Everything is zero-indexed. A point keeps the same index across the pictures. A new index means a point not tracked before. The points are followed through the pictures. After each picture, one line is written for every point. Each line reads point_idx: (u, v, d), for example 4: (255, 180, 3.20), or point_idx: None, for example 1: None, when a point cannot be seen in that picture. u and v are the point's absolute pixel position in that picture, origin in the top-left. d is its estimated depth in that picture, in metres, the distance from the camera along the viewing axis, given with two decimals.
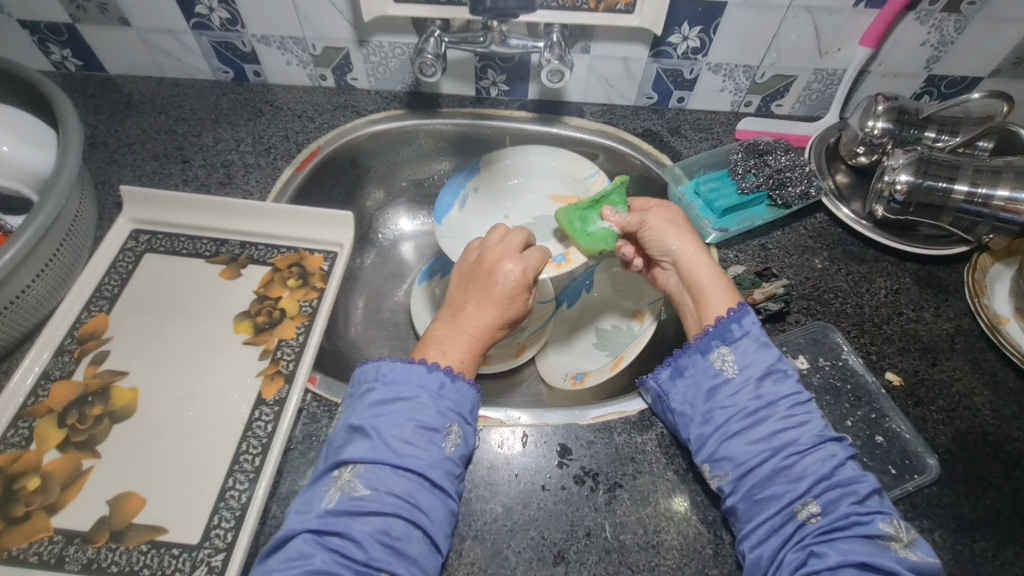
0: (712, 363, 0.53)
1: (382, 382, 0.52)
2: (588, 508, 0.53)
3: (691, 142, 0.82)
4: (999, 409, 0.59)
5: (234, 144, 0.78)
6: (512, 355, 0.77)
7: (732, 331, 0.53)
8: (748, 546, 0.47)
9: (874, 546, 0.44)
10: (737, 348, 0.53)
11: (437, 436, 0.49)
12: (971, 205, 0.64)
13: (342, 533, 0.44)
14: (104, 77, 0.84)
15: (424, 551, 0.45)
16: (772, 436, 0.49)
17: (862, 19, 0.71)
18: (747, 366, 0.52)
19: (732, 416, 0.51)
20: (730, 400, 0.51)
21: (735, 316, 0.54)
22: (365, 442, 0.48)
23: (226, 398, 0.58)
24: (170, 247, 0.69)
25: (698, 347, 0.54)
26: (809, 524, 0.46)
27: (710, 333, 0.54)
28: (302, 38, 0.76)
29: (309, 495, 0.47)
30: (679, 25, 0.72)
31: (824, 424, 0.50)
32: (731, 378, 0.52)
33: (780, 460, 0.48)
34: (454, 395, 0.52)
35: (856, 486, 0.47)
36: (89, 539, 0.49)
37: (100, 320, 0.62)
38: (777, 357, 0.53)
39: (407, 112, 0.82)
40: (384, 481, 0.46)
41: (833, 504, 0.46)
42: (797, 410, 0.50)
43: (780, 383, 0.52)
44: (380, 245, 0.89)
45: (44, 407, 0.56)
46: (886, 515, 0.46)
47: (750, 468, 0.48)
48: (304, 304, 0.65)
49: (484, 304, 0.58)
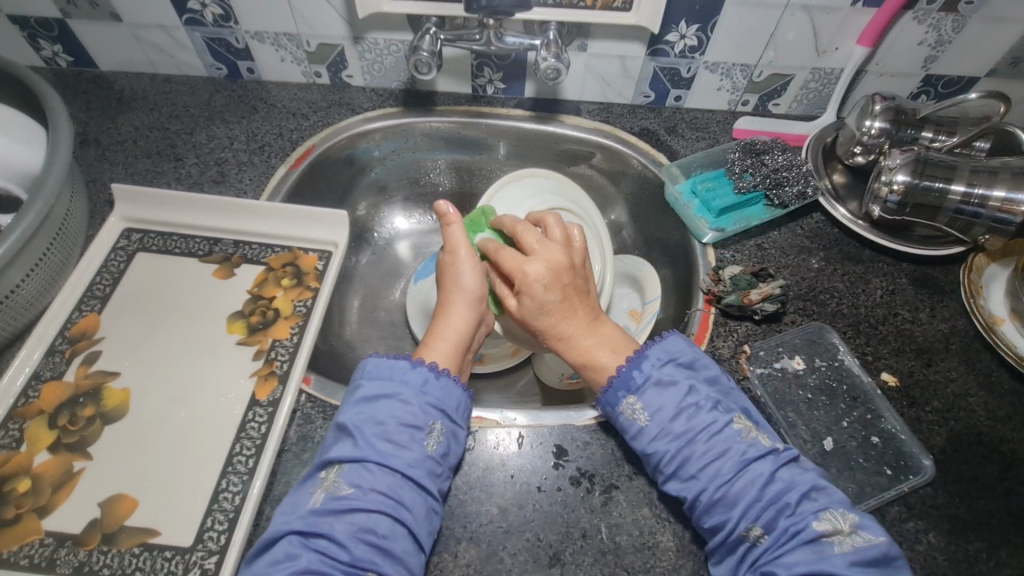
0: (624, 416, 0.52)
1: (367, 381, 0.52)
2: (584, 509, 0.52)
3: (688, 141, 0.81)
4: (993, 410, 0.59)
5: (228, 142, 0.77)
6: (508, 356, 0.80)
7: (634, 380, 0.52)
8: (712, 566, 0.49)
9: (816, 549, 0.44)
10: (642, 394, 0.52)
11: (420, 433, 0.49)
12: (967, 205, 0.64)
13: (325, 533, 0.44)
14: (95, 73, 0.82)
15: (408, 549, 0.45)
16: (697, 471, 0.48)
17: (860, 17, 0.70)
18: (657, 410, 0.51)
19: (657, 460, 0.50)
20: (650, 448, 0.50)
21: (634, 363, 0.53)
22: (349, 442, 0.48)
23: (220, 398, 0.58)
24: (163, 246, 0.68)
25: (607, 401, 0.53)
26: (758, 545, 0.46)
27: (613, 385, 0.53)
28: (296, 34, 0.75)
29: (296, 496, 0.47)
30: (676, 23, 0.71)
31: (746, 446, 0.49)
32: (645, 426, 0.51)
33: (712, 494, 0.47)
34: (439, 391, 0.51)
35: (785, 497, 0.46)
36: (82, 541, 0.49)
37: (91, 320, 0.62)
38: (686, 391, 0.51)
39: (402, 110, 0.82)
40: (367, 479, 0.46)
41: (773, 521, 0.45)
42: (716, 442, 0.49)
43: (695, 417, 0.50)
44: (376, 244, 0.89)
45: (35, 408, 0.55)
46: (821, 512, 0.45)
47: (693, 503, 0.48)
48: (298, 304, 0.65)
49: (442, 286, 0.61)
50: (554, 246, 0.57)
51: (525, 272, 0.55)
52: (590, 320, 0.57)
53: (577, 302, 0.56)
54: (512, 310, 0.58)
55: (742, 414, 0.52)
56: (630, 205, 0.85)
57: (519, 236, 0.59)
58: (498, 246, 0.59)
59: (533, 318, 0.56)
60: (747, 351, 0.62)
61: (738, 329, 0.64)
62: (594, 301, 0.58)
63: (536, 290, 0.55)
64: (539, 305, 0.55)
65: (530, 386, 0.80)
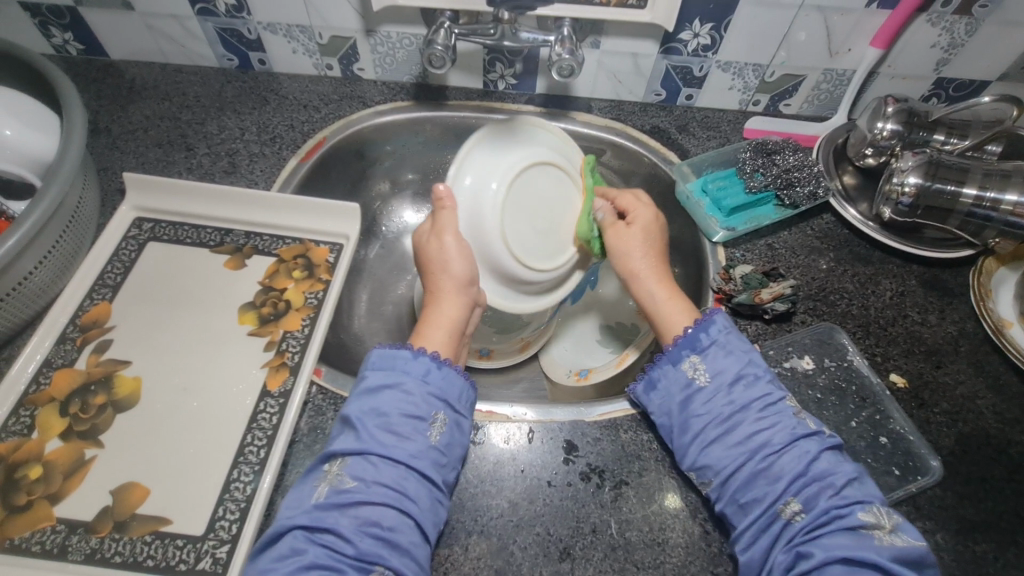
0: (684, 373, 0.53)
1: (372, 371, 0.52)
2: (595, 505, 0.53)
3: (699, 140, 0.81)
4: (1001, 413, 0.60)
5: (239, 133, 0.77)
6: (517, 351, 0.78)
7: (701, 340, 0.54)
8: (741, 551, 0.48)
9: (856, 536, 0.44)
10: (708, 355, 0.53)
11: (424, 424, 0.49)
12: (979, 208, 0.65)
13: (330, 528, 0.44)
14: (106, 62, 0.82)
15: (415, 541, 0.45)
16: (746, 439, 0.49)
17: (874, 19, 0.70)
18: (718, 373, 0.52)
19: (705, 423, 0.51)
20: (704, 408, 0.51)
21: (702, 325, 0.55)
22: (351, 433, 0.48)
23: (231, 388, 0.58)
24: (174, 236, 0.68)
25: (669, 357, 0.55)
26: (794, 523, 0.46)
27: (679, 344, 0.55)
28: (309, 26, 0.75)
29: (300, 490, 0.47)
30: (690, 22, 0.71)
31: (797, 423, 0.49)
32: (703, 386, 0.52)
33: (758, 463, 0.48)
34: (442, 382, 0.52)
35: (830, 477, 0.47)
36: (93, 529, 0.49)
37: (102, 308, 0.62)
38: (748, 361, 0.53)
39: (414, 104, 0.82)
40: (371, 472, 0.46)
41: (813, 499, 0.46)
42: (769, 412, 0.50)
43: (751, 387, 0.51)
44: (385, 237, 0.89)
45: (47, 395, 0.55)
46: (865, 503, 0.46)
47: (730, 475, 0.48)
48: (310, 296, 0.65)
49: (428, 272, 0.59)
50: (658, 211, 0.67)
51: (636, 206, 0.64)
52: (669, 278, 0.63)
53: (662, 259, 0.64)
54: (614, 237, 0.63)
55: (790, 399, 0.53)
56: None
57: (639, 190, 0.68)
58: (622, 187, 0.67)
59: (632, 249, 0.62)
60: (757, 350, 0.62)
61: (749, 328, 0.64)
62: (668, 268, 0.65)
63: (644, 231, 0.63)
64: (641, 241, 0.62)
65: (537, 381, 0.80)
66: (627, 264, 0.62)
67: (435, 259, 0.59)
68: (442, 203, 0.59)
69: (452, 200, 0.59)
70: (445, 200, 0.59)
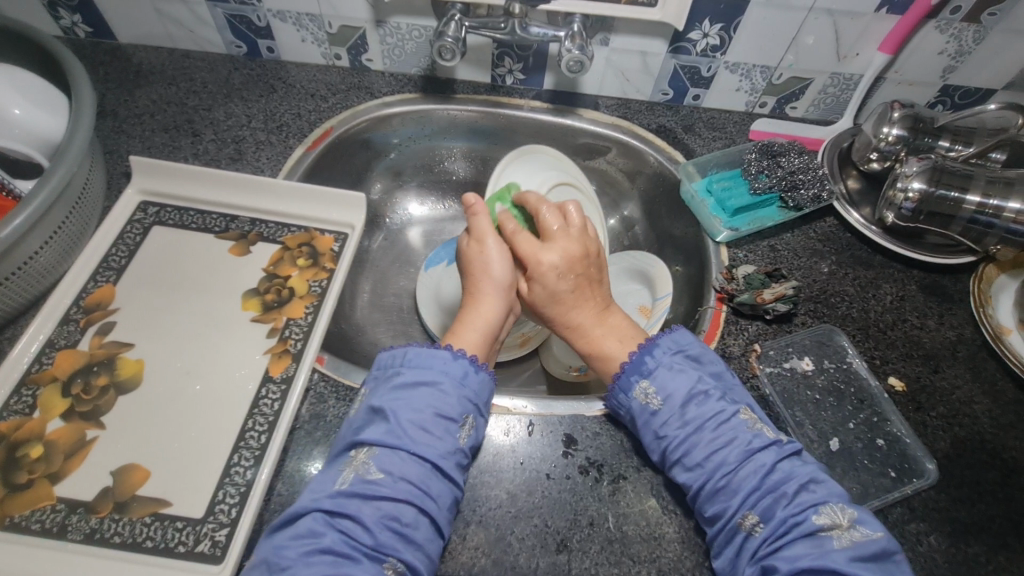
0: (637, 401, 0.53)
1: (408, 367, 0.51)
2: (592, 498, 0.53)
3: (705, 141, 0.82)
4: (997, 418, 0.60)
5: (246, 120, 0.77)
6: (517, 347, 0.78)
7: (647, 365, 0.54)
8: (713, 559, 0.49)
9: (814, 543, 0.44)
10: (656, 378, 0.53)
11: (454, 425, 0.49)
12: (981, 215, 0.65)
13: (351, 515, 0.44)
14: (113, 45, 0.82)
15: (429, 538, 0.46)
16: (704, 459, 0.49)
17: (883, 24, 0.70)
18: (670, 397, 0.52)
19: (666, 446, 0.51)
20: (659, 433, 0.51)
21: (645, 350, 0.55)
22: (382, 425, 0.48)
23: (233, 373, 0.58)
24: (178, 221, 0.68)
25: (620, 387, 0.54)
26: (754, 536, 0.46)
27: (626, 370, 0.54)
28: (318, 15, 0.75)
29: (324, 475, 0.47)
30: (700, 22, 0.71)
31: (751, 436, 0.50)
32: (657, 410, 0.52)
33: (716, 481, 0.48)
34: (476, 386, 0.52)
35: (784, 487, 0.47)
36: (94, 509, 0.49)
37: (107, 291, 0.62)
38: (698, 380, 0.53)
39: (421, 96, 0.82)
40: (399, 467, 0.46)
41: (770, 510, 0.46)
42: (723, 430, 0.50)
43: (703, 406, 0.51)
44: (389, 229, 0.89)
45: (49, 374, 0.55)
46: (820, 506, 0.46)
47: (697, 492, 0.49)
48: (314, 284, 0.65)
49: (467, 274, 0.60)
50: (571, 237, 0.58)
51: (540, 262, 0.56)
52: (600, 306, 0.59)
53: (587, 287, 0.58)
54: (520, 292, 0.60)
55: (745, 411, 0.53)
56: (644, 201, 0.85)
57: (538, 217, 0.60)
58: (513, 228, 0.59)
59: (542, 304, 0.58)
60: (758, 350, 0.63)
61: (749, 328, 0.65)
62: (604, 292, 0.60)
63: (543, 282, 0.57)
64: (545, 294, 0.57)
65: (536, 376, 0.81)
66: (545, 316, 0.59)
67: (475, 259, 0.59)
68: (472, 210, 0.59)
69: (481, 207, 0.60)
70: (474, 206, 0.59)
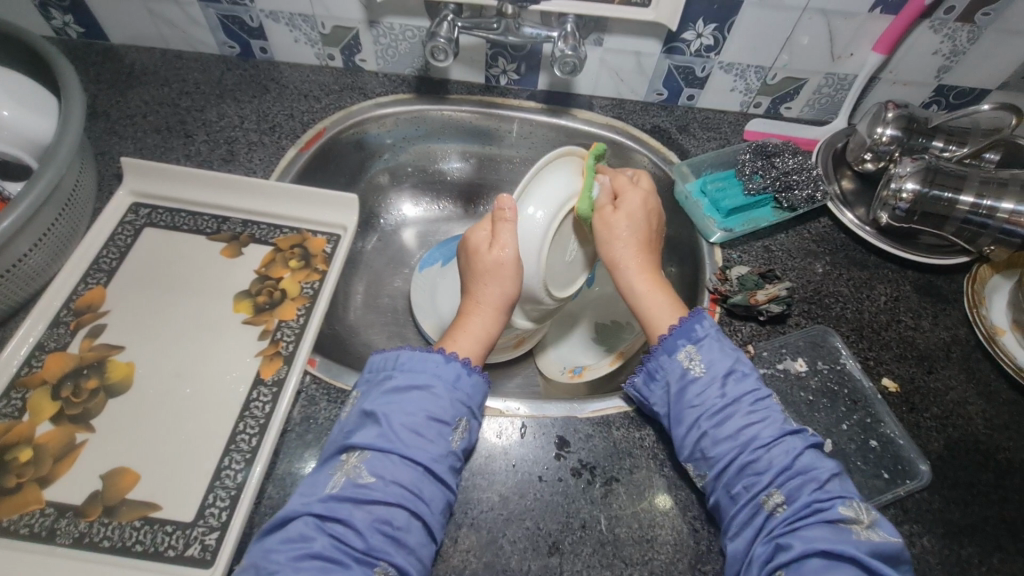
0: (679, 364, 0.53)
1: (400, 371, 0.51)
2: (585, 500, 0.53)
3: (699, 141, 0.81)
4: (991, 419, 0.60)
5: (238, 121, 0.77)
6: (511, 348, 0.76)
7: (696, 331, 0.54)
8: (727, 541, 0.47)
9: (834, 530, 0.44)
10: (703, 346, 0.54)
11: (447, 429, 0.49)
12: (975, 215, 0.65)
13: (342, 519, 0.44)
14: (106, 46, 0.82)
15: (422, 542, 0.45)
16: (737, 433, 0.49)
17: (877, 24, 0.70)
18: (713, 365, 0.53)
19: (698, 415, 0.51)
20: (697, 399, 0.51)
21: (697, 317, 0.55)
22: (374, 429, 0.48)
23: (224, 375, 0.57)
24: (170, 222, 0.68)
25: (666, 347, 0.54)
26: (776, 514, 0.46)
27: (675, 332, 0.55)
28: (311, 16, 0.75)
29: (314, 478, 0.47)
30: (694, 22, 0.71)
31: (784, 418, 0.50)
32: (699, 376, 0.52)
33: (746, 456, 0.48)
34: (469, 389, 0.52)
35: (815, 471, 0.47)
36: (82, 512, 0.49)
37: (97, 293, 0.61)
38: (740, 357, 0.54)
39: (414, 96, 0.82)
40: (390, 471, 0.46)
41: (796, 492, 0.46)
42: (759, 407, 0.50)
43: (742, 382, 0.52)
44: (383, 230, 0.89)
45: (39, 377, 0.55)
46: (847, 498, 0.46)
47: (723, 466, 0.49)
48: (306, 286, 0.65)
49: (476, 279, 0.58)
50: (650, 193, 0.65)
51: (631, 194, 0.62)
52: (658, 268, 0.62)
53: (650, 248, 0.62)
54: (599, 216, 0.61)
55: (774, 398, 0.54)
56: None
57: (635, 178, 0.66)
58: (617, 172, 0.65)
59: (623, 235, 0.60)
60: (751, 351, 0.62)
61: (743, 329, 0.64)
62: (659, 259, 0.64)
63: (632, 217, 0.61)
64: (629, 229, 0.60)
65: (531, 377, 0.80)
66: (612, 251, 0.60)
67: (488, 264, 0.58)
68: (503, 216, 0.58)
69: (514, 214, 0.58)
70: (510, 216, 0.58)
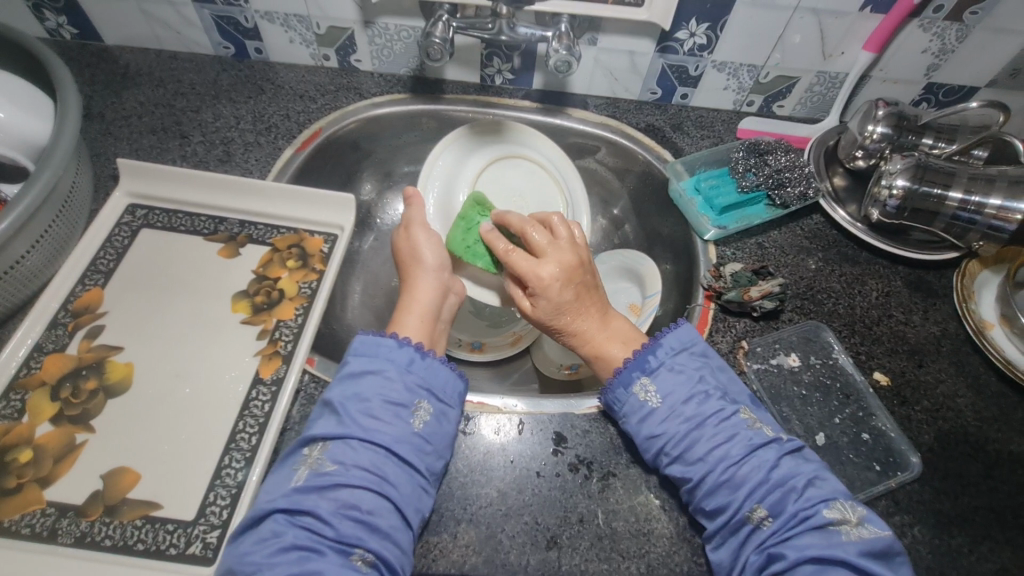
0: (636, 397, 0.54)
1: (353, 359, 0.52)
2: (583, 495, 0.53)
3: (693, 140, 0.82)
4: (980, 411, 0.61)
5: (234, 121, 0.77)
6: (507, 345, 0.79)
7: (649, 362, 0.54)
8: (711, 551, 0.50)
9: (823, 535, 0.45)
10: (657, 376, 0.54)
11: (405, 411, 0.50)
12: (964, 212, 0.66)
13: (310, 510, 0.44)
14: (100, 47, 0.82)
15: (395, 525, 0.46)
16: (706, 454, 0.50)
17: (867, 23, 0.71)
18: (669, 394, 0.53)
19: (663, 443, 0.52)
20: (660, 429, 0.52)
21: (648, 349, 0.55)
22: (332, 419, 0.49)
23: (224, 375, 0.58)
24: (168, 223, 0.68)
25: (621, 381, 0.54)
26: (762, 528, 0.47)
27: (628, 367, 0.55)
28: (306, 16, 0.75)
29: (278, 474, 0.48)
30: (686, 22, 0.72)
31: (753, 433, 0.50)
32: (656, 408, 0.53)
33: (719, 474, 0.49)
34: (423, 371, 0.52)
35: (792, 481, 0.48)
36: (83, 512, 0.49)
37: (95, 294, 0.62)
38: (698, 377, 0.54)
39: (410, 96, 0.82)
40: (351, 456, 0.46)
41: (780, 504, 0.47)
42: (724, 426, 0.51)
43: (704, 403, 0.52)
44: (380, 229, 0.89)
45: (37, 379, 0.55)
46: (830, 501, 0.47)
47: (696, 487, 0.50)
48: (303, 285, 0.65)
49: (405, 267, 0.63)
50: (563, 246, 0.59)
51: (539, 276, 0.56)
52: (601, 308, 0.59)
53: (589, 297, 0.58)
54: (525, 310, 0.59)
55: (744, 405, 0.54)
56: (632, 200, 0.86)
57: (525, 237, 0.60)
58: (508, 247, 0.59)
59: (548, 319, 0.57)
60: (745, 347, 0.63)
61: (737, 324, 0.65)
62: (602, 296, 0.60)
63: (546, 300, 0.57)
64: (549, 308, 0.57)
65: (528, 375, 0.81)
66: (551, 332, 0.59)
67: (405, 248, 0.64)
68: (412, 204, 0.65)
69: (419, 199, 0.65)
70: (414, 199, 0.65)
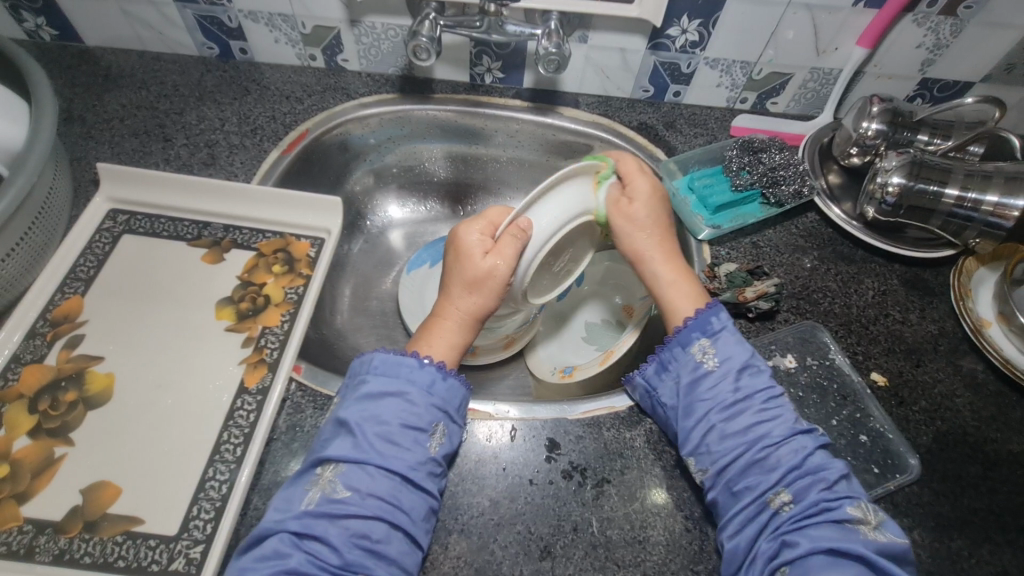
0: (693, 357, 0.54)
1: (374, 377, 0.51)
2: (576, 503, 0.52)
3: (686, 137, 0.81)
4: (979, 411, 0.60)
5: (218, 123, 0.75)
6: (500, 348, 0.75)
7: (712, 324, 0.55)
8: (726, 538, 0.48)
9: (841, 530, 0.45)
10: (717, 340, 0.55)
11: (423, 436, 0.49)
12: (960, 209, 0.65)
13: (319, 536, 0.43)
14: (81, 48, 0.80)
15: (403, 552, 0.45)
16: (748, 428, 0.50)
17: (861, 18, 0.70)
18: (726, 358, 0.54)
19: (709, 407, 0.52)
20: (709, 393, 0.53)
21: (710, 311, 0.56)
22: (348, 439, 0.48)
23: (207, 385, 0.56)
24: (149, 229, 0.66)
25: (679, 340, 0.55)
26: (782, 513, 0.47)
27: (688, 326, 0.56)
28: (291, 15, 0.73)
29: (289, 492, 0.47)
30: (678, 18, 0.71)
31: (796, 418, 0.51)
32: (711, 370, 0.53)
33: (755, 453, 0.49)
34: (445, 393, 0.51)
35: (824, 472, 0.48)
36: (62, 529, 0.48)
37: (75, 302, 0.60)
38: (753, 352, 0.55)
39: (398, 97, 0.80)
40: (366, 482, 0.46)
41: (804, 492, 0.47)
42: (771, 404, 0.52)
43: (756, 377, 0.53)
44: (369, 232, 0.88)
45: (15, 391, 0.54)
46: (854, 499, 0.47)
47: (728, 463, 0.50)
48: (290, 291, 0.64)
49: (461, 282, 0.57)
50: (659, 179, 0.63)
51: (638, 187, 0.61)
52: (677, 254, 0.62)
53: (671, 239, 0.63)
54: (612, 212, 0.60)
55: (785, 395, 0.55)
56: None
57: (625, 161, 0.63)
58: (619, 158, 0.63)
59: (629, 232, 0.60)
60: None
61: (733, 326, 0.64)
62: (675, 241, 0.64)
63: (645, 206, 0.61)
64: (646, 215, 0.61)
65: (522, 378, 0.80)
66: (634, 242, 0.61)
67: (471, 244, 0.58)
68: (517, 232, 0.55)
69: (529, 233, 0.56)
70: (525, 229, 0.55)
